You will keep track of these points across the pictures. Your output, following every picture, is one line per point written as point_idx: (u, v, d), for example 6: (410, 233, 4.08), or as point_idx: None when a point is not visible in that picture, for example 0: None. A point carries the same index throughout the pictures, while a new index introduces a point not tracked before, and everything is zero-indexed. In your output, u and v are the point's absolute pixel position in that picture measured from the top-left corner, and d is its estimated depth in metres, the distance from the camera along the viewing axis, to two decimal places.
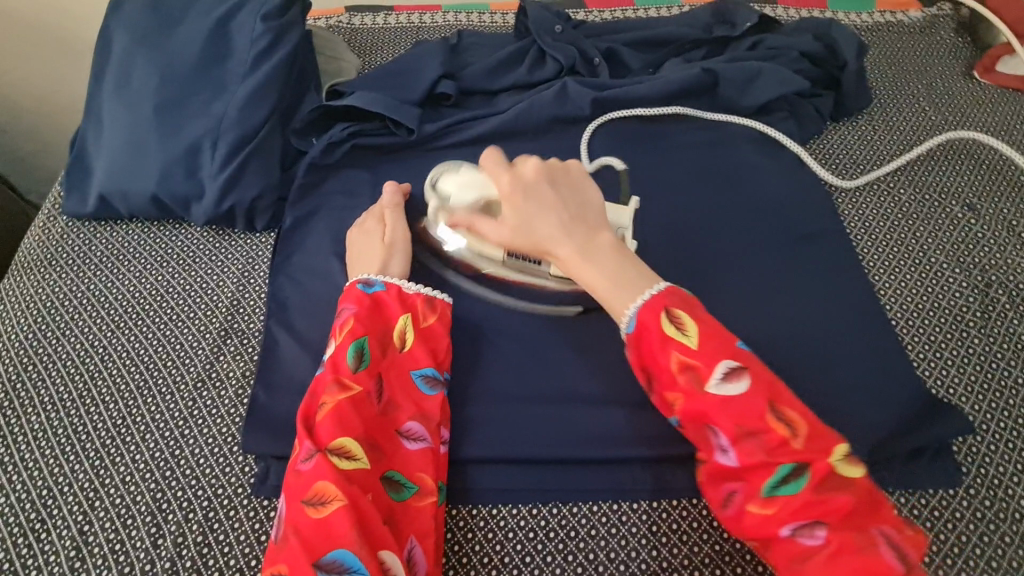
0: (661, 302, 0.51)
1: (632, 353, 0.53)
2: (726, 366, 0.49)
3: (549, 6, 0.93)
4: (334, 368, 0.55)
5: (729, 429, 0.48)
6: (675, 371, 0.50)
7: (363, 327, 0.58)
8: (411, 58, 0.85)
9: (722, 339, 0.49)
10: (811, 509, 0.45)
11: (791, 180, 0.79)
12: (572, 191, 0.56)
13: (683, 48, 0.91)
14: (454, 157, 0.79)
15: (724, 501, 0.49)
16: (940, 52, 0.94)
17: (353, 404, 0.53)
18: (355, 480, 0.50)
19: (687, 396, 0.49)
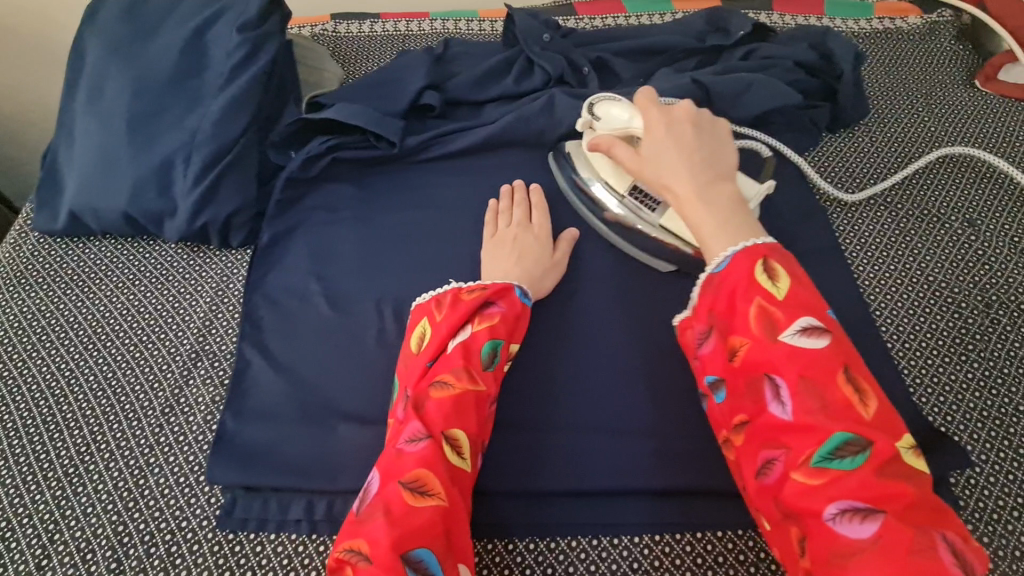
0: (762, 251, 0.47)
1: (708, 294, 0.50)
2: (806, 322, 0.44)
3: (538, 14, 0.91)
4: (467, 356, 0.53)
5: (792, 380, 0.43)
6: (752, 316, 0.46)
7: (505, 329, 0.56)
8: (395, 69, 0.82)
9: (813, 298, 0.45)
10: (866, 488, 0.39)
11: (784, 196, 0.76)
12: (715, 140, 0.56)
13: (675, 57, 0.89)
14: (438, 172, 0.77)
15: (763, 468, 0.44)
16: (941, 60, 0.92)
17: (474, 402, 0.51)
18: (456, 481, 0.48)
19: (756, 342, 0.45)
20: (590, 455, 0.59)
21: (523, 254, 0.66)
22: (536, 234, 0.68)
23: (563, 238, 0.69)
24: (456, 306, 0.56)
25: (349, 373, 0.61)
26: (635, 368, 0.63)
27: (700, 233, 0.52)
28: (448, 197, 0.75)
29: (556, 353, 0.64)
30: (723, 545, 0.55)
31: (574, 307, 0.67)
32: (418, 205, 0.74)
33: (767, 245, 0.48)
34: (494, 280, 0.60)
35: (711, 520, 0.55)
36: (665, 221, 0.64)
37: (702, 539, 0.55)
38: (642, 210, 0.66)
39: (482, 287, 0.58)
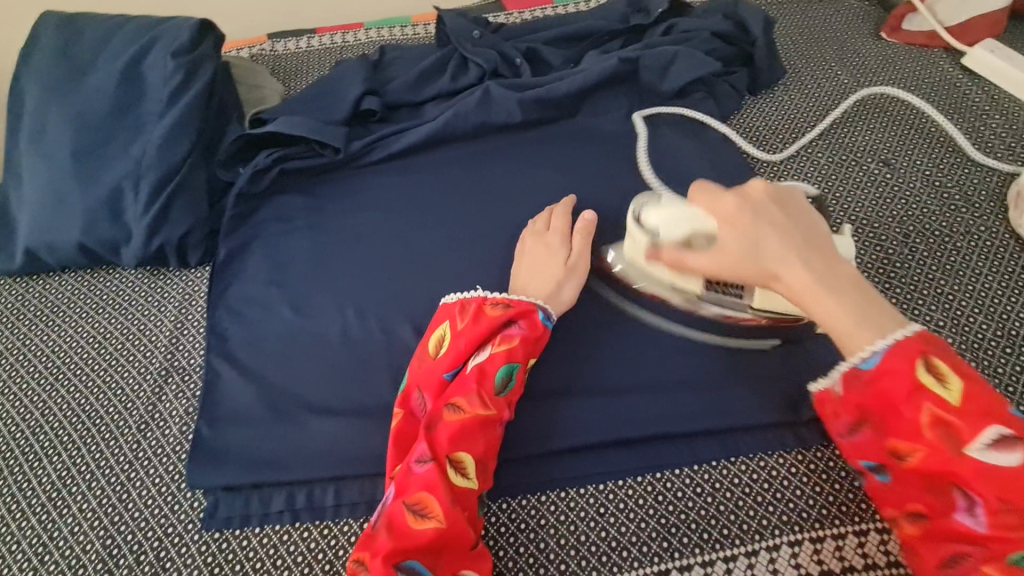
0: (927, 354, 0.45)
1: (863, 393, 0.48)
2: (994, 431, 0.42)
3: (466, 13, 0.95)
4: (481, 379, 0.56)
5: (981, 495, 0.42)
6: (927, 427, 0.44)
7: (523, 351, 0.58)
8: (333, 79, 0.85)
9: (994, 401, 0.43)
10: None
11: (711, 158, 0.81)
12: (798, 214, 0.52)
13: (600, 40, 0.93)
14: (385, 173, 0.81)
15: (950, 561, 0.45)
16: (849, 17, 0.97)
17: (482, 424, 0.54)
18: (459, 499, 0.51)
19: (931, 452, 0.44)
20: (553, 415, 0.62)
21: (535, 271, 0.66)
22: (548, 247, 0.68)
23: (580, 229, 0.69)
24: (478, 324, 0.60)
25: (317, 371, 0.64)
26: (587, 333, 0.67)
27: (841, 332, 0.48)
28: (397, 197, 0.79)
29: None
30: (681, 482, 0.58)
31: None
32: (369, 206, 0.78)
33: (937, 348, 0.45)
34: (518, 297, 0.62)
35: (667, 461, 0.59)
36: (757, 304, 0.60)
37: (662, 479, 0.59)
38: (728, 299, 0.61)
39: (506, 303, 0.61)
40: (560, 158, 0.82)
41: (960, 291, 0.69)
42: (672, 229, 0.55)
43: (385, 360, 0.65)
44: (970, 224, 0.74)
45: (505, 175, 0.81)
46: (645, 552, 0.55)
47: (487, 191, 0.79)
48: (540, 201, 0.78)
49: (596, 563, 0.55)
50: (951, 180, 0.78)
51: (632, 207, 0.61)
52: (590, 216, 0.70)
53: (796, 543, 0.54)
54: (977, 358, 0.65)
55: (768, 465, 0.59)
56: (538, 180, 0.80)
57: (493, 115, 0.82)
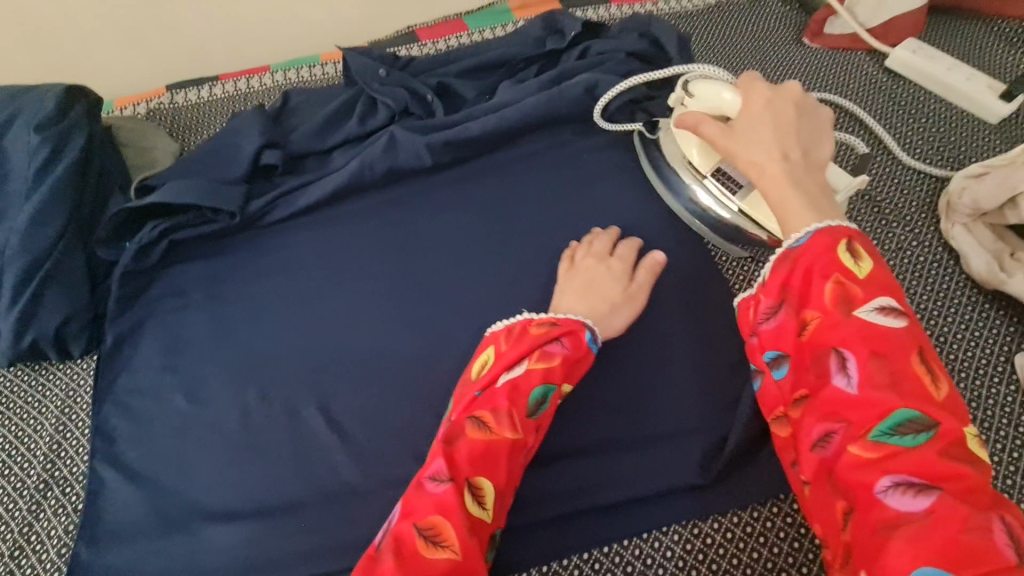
0: (847, 231, 0.44)
1: (780, 264, 0.45)
2: (887, 300, 0.40)
3: (373, 49, 0.90)
4: (515, 398, 0.51)
5: (862, 354, 0.39)
6: (830, 288, 0.42)
7: (562, 374, 0.53)
8: (228, 133, 0.79)
9: (894, 280, 0.42)
10: (928, 468, 0.35)
11: (636, 187, 0.76)
12: (813, 128, 0.51)
13: (516, 68, 0.89)
14: (289, 232, 0.75)
15: (817, 442, 0.40)
16: (771, 24, 0.94)
17: (508, 450, 0.49)
18: (476, 532, 0.46)
19: (826, 314, 0.41)
20: None
21: (591, 292, 0.63)
22: (608, 271, 0.65)
23: (646, 265, 0.66)
24: (521, 339, 0.55)
25: (213, 468, 0.59)
26: None
27: (779, 211, 0.47)
28: (302, 258, 0.73)
29: (428, 398, 0.62)
30: (610, 561, 0.56)
31: (441, 347, 0.65)
32: (271, 271, 0.72)
33: (855, 230, 0.44)
34: (567, 316, 0.58)
35: (593, 537, 0.56)
36: (744, 205, 0.62)
37: (589, 560, 0.56)
38: (725, 193, 0.64)
39: (553, 322, 0.57)
40: (475, 199, 0.77)
41: None
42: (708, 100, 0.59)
43: (288, 448, 0.59)
44: (902, 239, 0.71)
45: (418, 223, 0.75)
46: None
47: (400, 243, 0.74)
48: (455, 250, 0.73)
49: None
50: (881, 192, 0.75)
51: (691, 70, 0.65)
52: (659, 257, 0.67)
53: None
54: None
55: (701, 533, 0.56)
56: (454, 227, 0.75)
57: (401, 160, 0.77)
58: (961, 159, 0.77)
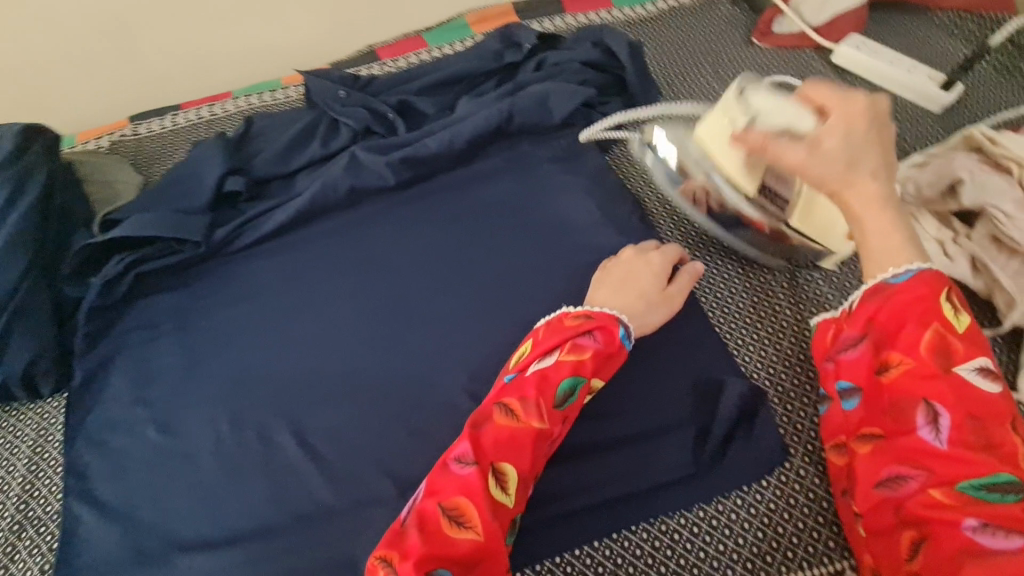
0: (945, 286, 0.48)
1: (873, 303, 0.49)
2: (983, 370, 0.45)
3: (333, 71, 0.91)
4: (543, 388, 0.54)
5: (957, 414, 0.44)
6: (927, 345, 0.46)
7: (591, 368, 0.56)
8: (190, 163, 0.80)
9: (986, 346, 0.46)
10: (1017, 521, 0.39)
11: (596, 194, 0.78)
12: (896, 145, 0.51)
13: (475, 83, 0.91)
14: (255, 257, 0.76)
15: (894, 482, 0.45)
16: (721, 26, 0.97)
17: (533, 440, 0.52)
18: (497, 515, 0.49)
19: (922, 367, 0.46)
20: None
21: (628, 286, 0.63)
22: (648, 266, 0.65)
23: (685, 273, 0.66)
24: (557, 331, 0.58)
25: (188, 499, 0.59)
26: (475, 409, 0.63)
27: (871, 238, 0.51)
28: (269, 283, 0.74)
29: (399, 414, 0.63)
30: (582, 563, 0.57)
31: (411, 363, 0.66)
32: (239, 297, 0.73)
33: (949, 281, 0.49)
34: (600, 309, 0.60)
35: (565, 541, 0.57)
36: (797, 224, 0.60)
37: (563, 563, 0.57)
38: (770, 211, 0.61)
39: (588, 315, 0.59)
40: (439, 215, 0.78)
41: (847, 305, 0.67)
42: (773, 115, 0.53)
43: (261, 473, 0.60)
44: None
45: (383, 241, 0.76)
46: None
47: (366, 262, 0.75)
48: (420, 266, 0.74)
49: None
50: None
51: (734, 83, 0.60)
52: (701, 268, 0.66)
53: None
54: None
55: (670, 528, 0.57)
56: (419, 243, 0.76)
57: (364, 180, 0.78)
58: (906, 149, 0.80)
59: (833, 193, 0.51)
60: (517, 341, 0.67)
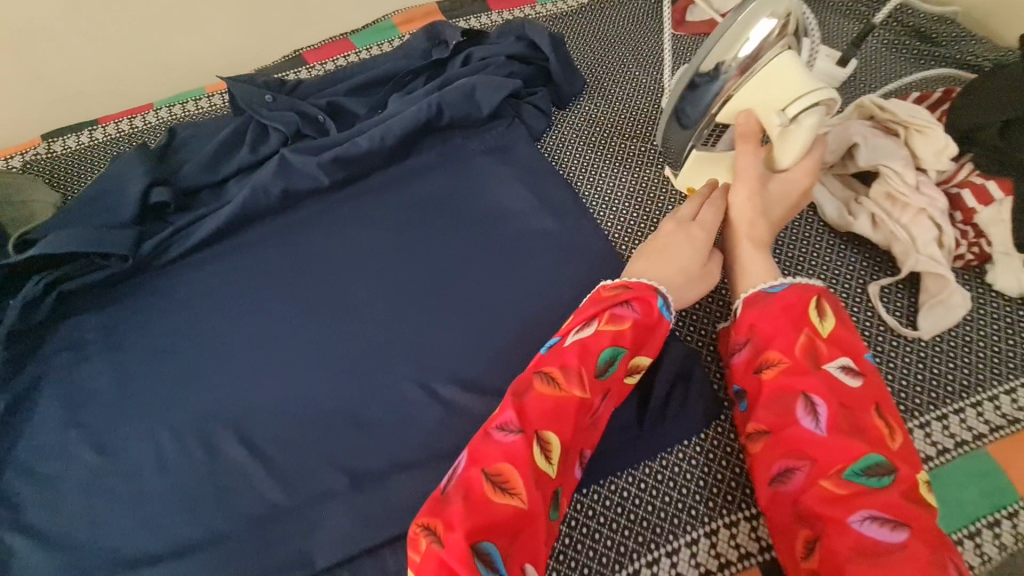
0: (816, 292, 0.55)
1: (752, 311, 0.57)
2: (847, 362, 0.52)
3: (259, 77, 0.90)
4: (586, 359, 0.54)
5: (833, 405, 0.49)
6: (800, 344, 0.53)
7: (632, 337, 0.56)
8: (111, 177, 0.77)
9: (855, 340, 0.53)
10: (892, 506, 0.44)
11: (529, 182, 0.81)
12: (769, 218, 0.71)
13: (404, 81, 0.91)
14: (188, 268, 0.74)
15: (786, 477, 0.49)
16: (637, 16, 1.01)
17: (575, 409, 0.53)
18: (540, 484, 0.50)
19: (798, 366, 0.52)
20: (395, 494, 0.58)
21: (669, 261, 0.63)
22: (689, 239, 0.65)
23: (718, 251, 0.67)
24: (595, 302, 0.58)
25: (130, 516, 0.57)
26: (422, 397, 0.64)
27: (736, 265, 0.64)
28: (203, 293, 0.72)
29: (346, 410, 0.63)
30: None
31: (355, 359, 0.67)
32: (172, 309, 0.71)
33: (825, 289, 0.56)
34: (640, 280, 0.60)
35: None
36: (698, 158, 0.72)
37: None
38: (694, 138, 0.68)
39: (625, 286, 0.59)
40: (375, 213, 0.78)
41: None
42: (793, 139, 0.61)
43: (205, 483, 0.59)
44: None
45: (320, 242, 0.76)
46: None
47: (304, 264, 0.74)
48: (359, 264, 0.75)
49: None
50: None
51: (829, 93, 0.58)
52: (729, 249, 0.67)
53: (655, 562, 0.55)
54: None
55: (619, 487, 0.60)
56: (356, 241, 0.76)
57: (296, 181, 0.77)
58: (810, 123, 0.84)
59: (739, 222, 0.65)
60: (460, 328, 0.69)
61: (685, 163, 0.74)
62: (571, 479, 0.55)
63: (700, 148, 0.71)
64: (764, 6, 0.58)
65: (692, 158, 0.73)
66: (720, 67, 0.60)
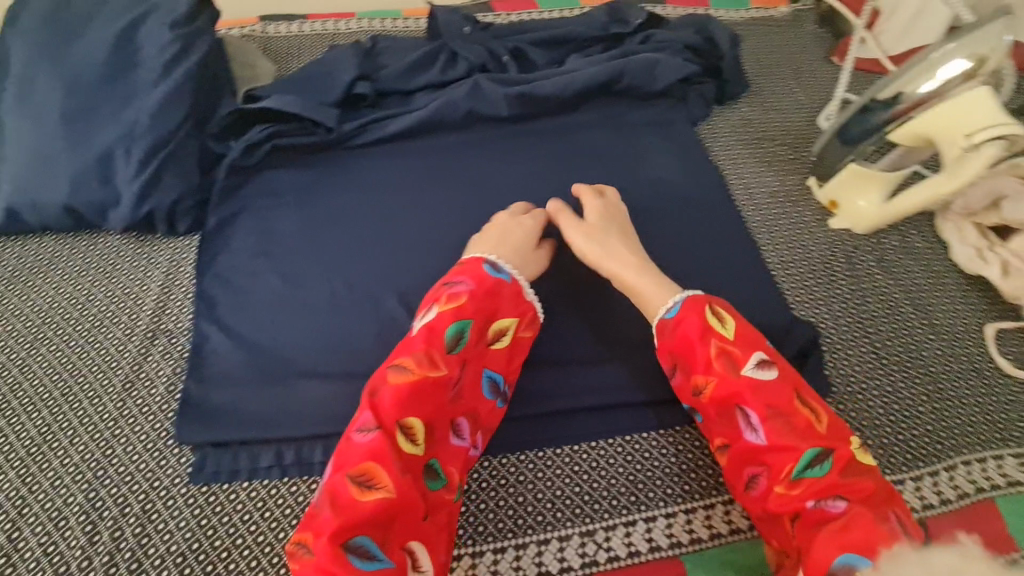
0: (703, 301, 0.60)
1: (666, 336, 0.61)
2: (759, 358, 0.56)
3: (457, 11, 0.99)
4: (431, 338, 0.56)
5: (759, 409, 0.54)
6: (714, 357, 0.56)
7: (473, 307, 0.58)
8: (326, 64, 0.88)
9: (754, 337, 0.58)
10: (832, 487, 0.49)
11: (683, 158, 0.87)
12: (629, 225, 0.73)
13: (583, 46, 0.99)
14: (374, 154, 0.83)
15: (750, 483, 0.55)
16: (805, 40, 1.06)
17: (433, 386, 0.54)
18: (407, 469, 0.50)
19: (720, 378, 0.56)
20: (528, 383, 0.67)
21: (506, 241, 0.67)
22: (521, 227, 0.69)
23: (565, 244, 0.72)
24: (432, 292, 0.61)
25: (305, 339, 0.67)
26: (561, 312, 0.72)
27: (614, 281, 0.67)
28: (384, 177, 0.81)
29: None
30: (648, 443, 0.64)
31: None
32: (356, 185, 0.80)
33: (711, 299, 0.61)
34: (470, 256, 0.64)
35: (629, 426, 0.65)
36: (854, 168, 0.75)
37: (631, 441, 0.64)
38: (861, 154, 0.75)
39: (460, 267, 0.62)
40: (542, 150, 0.86)
41: (893, 284, 0.76)
42: (972, 165, 0.65)
43: (371, 330, 0.68)
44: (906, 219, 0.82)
45: (489, 163, 0.84)
46: (615, 505, 0.61)
47: (471, 176, 0.83)
48: (522, 187, 0.82)
49: (570, 516, 0.60)
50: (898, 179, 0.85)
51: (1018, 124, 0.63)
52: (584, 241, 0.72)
53: None
54: (902, 343, 0.71)
55: None
56: (522, 169, 0.84)
57: (481, 106, 0.86)
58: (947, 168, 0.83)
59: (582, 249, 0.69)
60: None
61: (838, 174, 0.78)
62: (451, 448, 0.56)
63: (858, 162, 0.75)
64: (961, 44, 0.64)
65: (846, 172, 0.77)
66: (897, 96, 0.68)
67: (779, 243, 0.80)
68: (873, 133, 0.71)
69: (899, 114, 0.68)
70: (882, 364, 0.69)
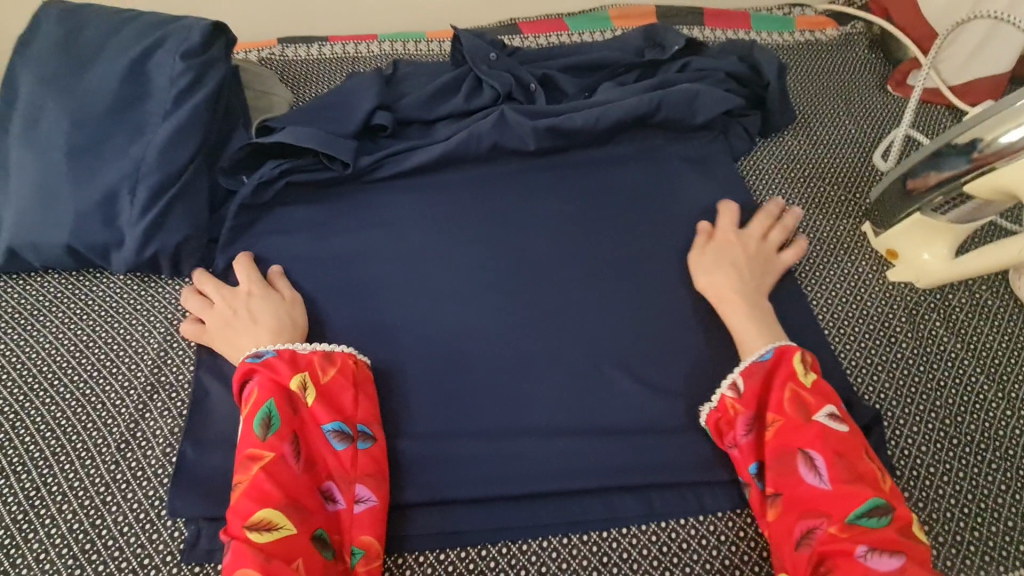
0: (790, 347, 0.59)
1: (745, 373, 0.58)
2: (832, 409, 0.54)
3: (483, 34, 0.94)
4: (244, 441, 0.53)
5: (827, 455, 0.51)
6: (787, 400, 0.55)
7: (261, 392, 0.55)
8: (345, 91, 0.83)
9: (831, 392, 0.56)
10: (891, 541, 0.47)
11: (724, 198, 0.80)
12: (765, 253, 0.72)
13: (616, 71, 0.92)
14: (391, 190, 0.78)
15: (802, 536, 0.50)
16: (856, 67, 0.99)
17: (264, 475, 0.51)
18: (280, 559, 0.48)
19: (791, 420, 0.54)
20: (552, 455, 0.61)
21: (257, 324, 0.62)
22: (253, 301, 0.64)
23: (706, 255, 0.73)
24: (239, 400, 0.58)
25: None
26: (590, 373, 0.65)
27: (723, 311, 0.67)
28: (401, 216, 0.76)
29: (517, 364, 0.66)
30: (686, 532, 0.58)
31: (531, 320, 0.69)
32: (372, 224, 0.75)
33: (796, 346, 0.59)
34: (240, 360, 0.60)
35: (664, 509, 0.59)
36: (919, 219, 0.68)
37: (667, 528, 0.58)
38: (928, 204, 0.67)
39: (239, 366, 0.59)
40: (570, 187, 0.80)
41: (961, 350, 0.68)
42: None
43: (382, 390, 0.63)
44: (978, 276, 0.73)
45: (513, 200, 0.79)
46: None
47: (494, 215, 0.77)
48: (548, 228, 0.76)
49: None
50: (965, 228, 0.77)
51: None
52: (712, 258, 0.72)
53: None
54: (977, 421, 0.63)
55: None
56: (549, 208, 0.78)
57: (506, 139, 0.80)
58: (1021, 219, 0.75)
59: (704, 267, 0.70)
60: (637, 318, 0.69)
61: (899, 224, 0.71)
62: (326, 515, 0.53)
63: (924, 213, 0.68)
64: None
65: (909, 222, 0.70)
66: (974, 143, 0.60)
67: (830, 301, 0.72)
68: (945, 182, 0.64)
69: (976, 165, 0.61)
70: (953, 446, 0.61)
